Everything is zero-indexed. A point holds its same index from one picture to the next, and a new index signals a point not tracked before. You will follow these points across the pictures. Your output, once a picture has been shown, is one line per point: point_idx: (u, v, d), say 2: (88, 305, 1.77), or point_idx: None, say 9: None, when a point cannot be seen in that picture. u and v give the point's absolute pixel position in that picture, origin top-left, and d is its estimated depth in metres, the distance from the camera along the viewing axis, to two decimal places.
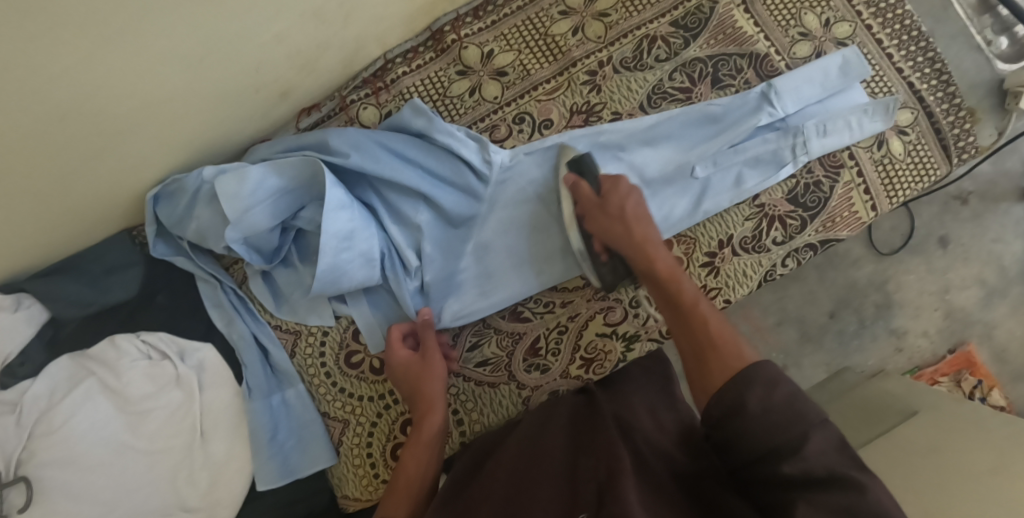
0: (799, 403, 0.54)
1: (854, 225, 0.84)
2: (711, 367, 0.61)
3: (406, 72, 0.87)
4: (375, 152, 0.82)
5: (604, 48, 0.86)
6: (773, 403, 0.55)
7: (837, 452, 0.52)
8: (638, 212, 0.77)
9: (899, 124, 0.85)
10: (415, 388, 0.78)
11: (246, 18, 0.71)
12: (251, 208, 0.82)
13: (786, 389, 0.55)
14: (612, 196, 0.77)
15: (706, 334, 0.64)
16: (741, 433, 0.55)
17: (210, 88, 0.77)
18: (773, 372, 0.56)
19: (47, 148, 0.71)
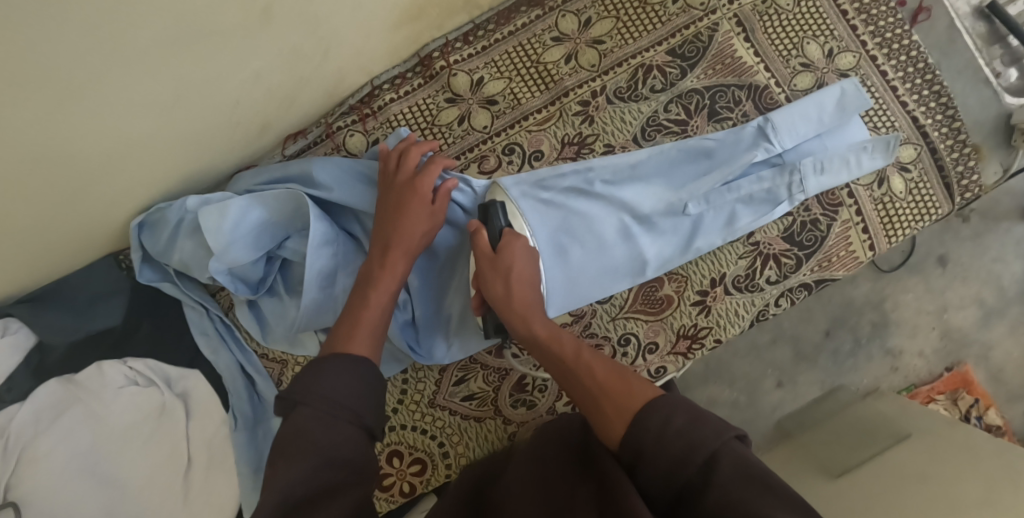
0: (701, 420, 0.53)
1: (851, 264, 0.82)
2: (607, 417, 0.59)
3: (394, 98, 0.85)
4: (358, 186, 0.81)
5: (597, 77, 0.83)
6: (668, 433, 0.53)
7: (741, 472, 0.48)
8: (523, 275, 0.73)
9: (901, 159, 0.83)
10: (386, 236, 0.73)
11: (222, 58, 0.69)
12: (234, 242, 0.81)
13: (686, 412, 0.54)
14: (507, 252, 0.73)
15: (597, 386, 0.62)
16: (644, 455, 0.54)
17: (191, 125, 0.75)
18: (670, 404, 0.55)
19: (23, 190, 0.70)
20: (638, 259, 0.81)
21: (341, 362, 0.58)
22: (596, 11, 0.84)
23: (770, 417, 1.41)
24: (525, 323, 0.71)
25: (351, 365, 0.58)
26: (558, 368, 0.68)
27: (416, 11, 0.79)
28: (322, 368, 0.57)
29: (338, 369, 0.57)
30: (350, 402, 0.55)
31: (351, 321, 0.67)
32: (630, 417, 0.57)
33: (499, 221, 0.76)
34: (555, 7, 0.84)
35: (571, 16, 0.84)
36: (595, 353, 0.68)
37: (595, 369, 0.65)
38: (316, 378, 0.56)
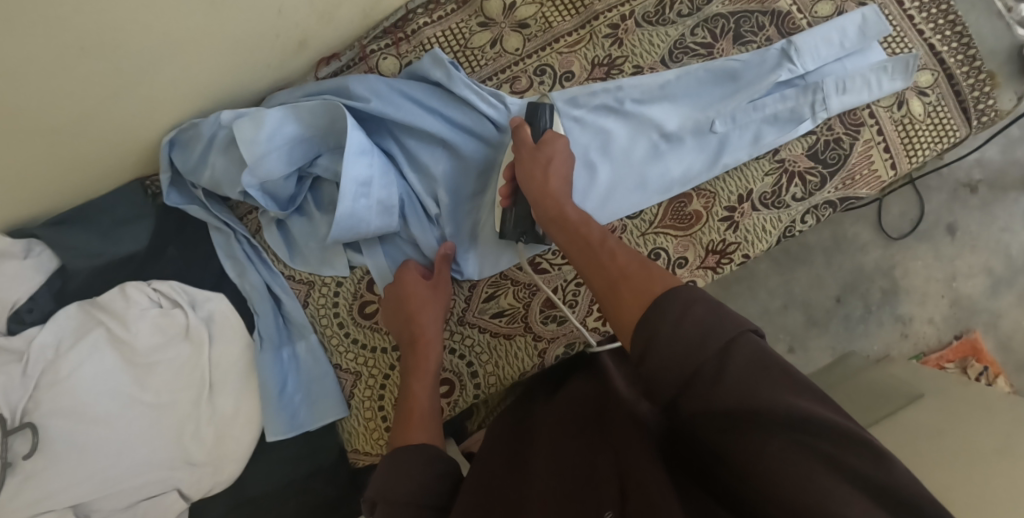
0: (718, 315, 0.49)
1: (873, 183, 0.84)
2: (619, 300, 0.57)
3: (427, 22, 0.87)
4: (395, 99, 0.82)
5: (626, 3, 0.85)
6: (688, 318, 0.49)
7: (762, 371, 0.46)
8: (552, 162, 0.75)
9: (918, 84, 0.86)
10: (408, 325, 0.77)
11: None
12: (269, 153, 0.81)
13: (705, 304, 0.50)
14: (551, 144, 0.77)
15: (616, 282, 0.59)
16: (650, 353, 0.50)
17: (232, 29, 0.77)
18: (686, 293, 0.51)
19: (65, 80, 0.70)
20: (669, 174, 0.83)
21: (407, 457, 0.62)
22: None
23: None
24: (555, 203, 0.72)
25: (420, 458, 0.63)
26: (579, 249, 0.66)
27: None
28: (389, 469, 0.61)
29: (401, 467, 0.61)
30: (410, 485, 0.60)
31: (403, 414, 0.70)
32: (650, 301, 0.53)
33: (544, 123, 0.80)
34: None
35: None
36: (618, 240, 0.66)
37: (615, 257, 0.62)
38: (389, 480, 0.60)
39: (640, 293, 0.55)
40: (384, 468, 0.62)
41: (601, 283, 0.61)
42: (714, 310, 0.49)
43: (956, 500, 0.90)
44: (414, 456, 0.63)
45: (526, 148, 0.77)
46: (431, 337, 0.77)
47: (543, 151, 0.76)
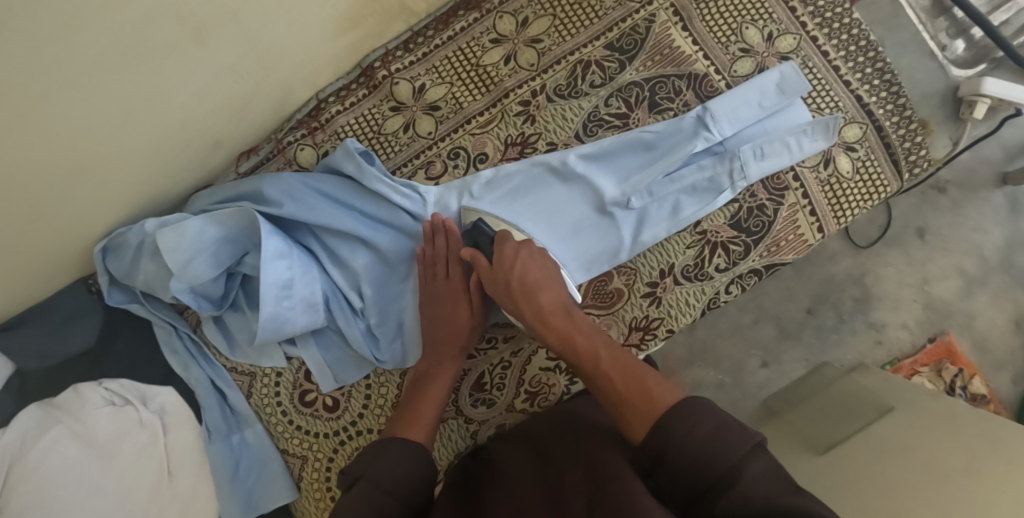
0: (729, 432, 0.55)
1: (800, 248, 0.83)
2: (633, 412, 0.62)
3: (340, 110, 0.86)
4: (308, 199, 0.82)
5: (537, 77, 0.83)
6: (695, 437, 0.56)
7: (774, 481, 0.52)
8: (528, 279, 0.76)
9: (846, 139, 0.84)
10: (443, 334, 0.79)
11: (158, 78, 0.70)
12: (193, 259, 0.83)
13: (713, 420, 0.56)
14: (506, 258, 0.76)
15: (633, 397, 0.63)
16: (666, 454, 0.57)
17: (138, 149, 0.77)
18: (690, 409, 0.57)
19: None
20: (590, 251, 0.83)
21: (393, 447, 0.67)
22: (533, 11, 0.84)
23: (756, 396, 1.41)
24: (553, 336, 0.73)
25: (402, 454, 0.66)
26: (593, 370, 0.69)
27: (353, 22, 0.79)
28: (372, 454, 0.66)
29: (385, 455, 0.66)
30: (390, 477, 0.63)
31: (410, 408, 0.75)
32: (654, 421, 0.59)
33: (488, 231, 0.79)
34: (492, 9, 0.85)
35: (508, 17, 0.84)
36: (615, 356, 0.68)
37: (613, 374, 0.67)
38: (371, 464, 0.65)
39: (649, 401, 0.61)
40: (368, 453, 0.66)
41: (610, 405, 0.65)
42: (724, 424, 0.56)
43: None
44: (396, 450, 0.67)
45: (495, 270, 0.76)
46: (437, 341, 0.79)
47: (523, 285, 0.75)
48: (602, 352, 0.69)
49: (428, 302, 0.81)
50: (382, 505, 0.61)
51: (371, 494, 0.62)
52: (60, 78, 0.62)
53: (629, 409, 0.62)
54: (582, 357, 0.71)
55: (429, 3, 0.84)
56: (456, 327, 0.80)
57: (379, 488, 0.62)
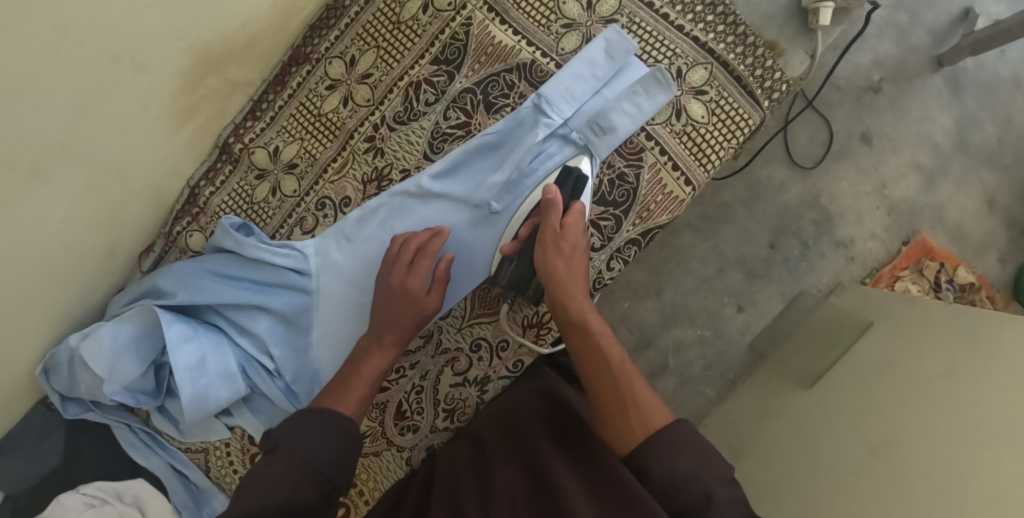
0: (706, 461, 0.60)
1: (673, 206, 0.81)
2: (628, 426, 0.64)
3: (213, 191, 0.91)
4: (198, 281, 0.87)
5: (375, 110, 0.85)
6: (676, 469, 0.60)
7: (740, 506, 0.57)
8: (565, 245, 0.75)
9: (693, 84, 0.82)
10: (388, 321, 0.78)
11: (22, 219, 0.73)
12: (116, 361, 0.88)
13: (691, 449, 0.61)
14: (571, 229, 0.75)
15: (632, 399, 0.66)
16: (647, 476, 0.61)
17: (29, 278, 0.79)
18: (680, 437, 0.62)
19: None
20: (470, 258, 0.84)
21: (322, 419, 0.68)
22: (357, 48, 0.86)
23: (741, 342, 1.41)
24: (578, 310, 0.73)
25: (324, 424, 0.68)
26: (596, 365, 0.69)
27: (188, 110, 0.82)
28: (297, 423, 0.67)
29: (316, 431, 0.67)
30: (314, 457, 0.64)
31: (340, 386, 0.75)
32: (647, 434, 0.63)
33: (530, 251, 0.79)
34: (320, 57, 0.87)
35: (337, 61, 0.87)
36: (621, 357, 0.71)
37: (635, 384, 0.67)
38: (297, 431, 0.66)
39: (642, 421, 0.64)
40: (298, 422, 0.67)
41: (603, 404, 0.67)
42: (702, 451, 0.61)
43: (908, 444, 0.95)
44: (320, 422, 0.68)
45: (556, 234, 0.75)
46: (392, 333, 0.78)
47: (569, 250, 0.75)
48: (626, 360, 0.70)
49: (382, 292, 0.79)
50: (297, 485, 0.62)
51: (288, 465, 0.63)
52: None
53: (627, 414, 0.65)
54: (591, 338, 0.71)
55: (258, 69, 0.87)
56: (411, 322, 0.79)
57: (297, 459, 0.64)
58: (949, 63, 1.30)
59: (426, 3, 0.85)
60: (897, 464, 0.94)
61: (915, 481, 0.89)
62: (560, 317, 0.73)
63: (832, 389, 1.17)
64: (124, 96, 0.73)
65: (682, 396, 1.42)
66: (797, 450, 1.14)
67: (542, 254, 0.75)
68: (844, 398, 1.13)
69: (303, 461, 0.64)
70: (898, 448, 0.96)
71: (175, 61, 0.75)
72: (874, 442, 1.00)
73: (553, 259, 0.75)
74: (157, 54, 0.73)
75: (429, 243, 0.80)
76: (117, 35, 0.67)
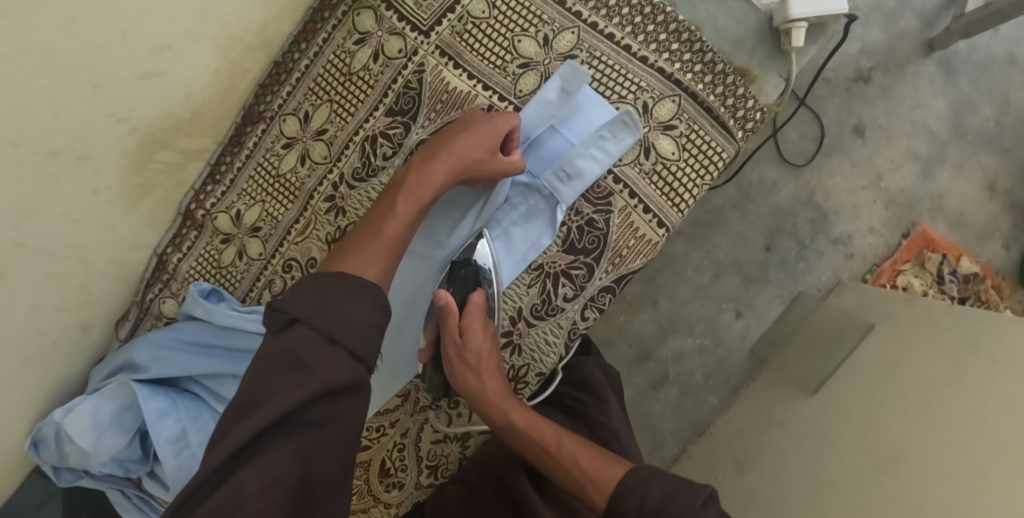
0: (676, 498, 0.62)
1: (646, 250, 0.78)
2: (588, 494, 0.68)
3: (180, 258, 0.89)
4: (171, 354, 0.86)
5: (333, 167, 0.83)
6: (647, 511, 0.62)
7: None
8: (471, 348, 0.75)
9: (660, 120, 0.77)
10: (445, 153, 0.73)
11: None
12: (100, 435, 0.87)
13: (659, 489, 0.64)
14: (470, 335, 0.75)
15: (580, 471, 0.69)
16: None
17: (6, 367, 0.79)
18: (642, 481, 0.65)
19: None
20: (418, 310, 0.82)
21: (342, 285, 0.63)
22: (310, 103, 0.84)
23: (741, 347, 1.38)
24: (502, 414, 0.74)
25: (340, 288, 0.63)
26: (540, 455, 0.72)
27: (142, 187, 0.82)
28: (316, 292, 0.62)
29: (340, 294, 0.62)
30: (347, 333, 0.61)
31: (374, 229, 0.71)
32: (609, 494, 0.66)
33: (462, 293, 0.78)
34: (274, 115, 0.85)
35: (291, 117, 0.84)
36: (560, 431, 0.73)
37: (577, 453, 0.70)
38: (318, 308, 0.61)
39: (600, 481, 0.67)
40: (316, 291, 0.62)
41: (560, 476, 0.70)
42: (670, 490, 0.63)
43: (913, 460, 0.91)
44: (339, 288, 0.63)
45: (462, 345, 0.76)
46: (385, 251, 0.70)
47: (475, 360, 0.76)
48: (561, 435, 0.73)
49: (370, 234, 0.71)
50: (324, 357, 0.59)
51: (313, 338, 0.60)
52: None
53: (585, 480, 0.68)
54: (522, 435, 0.73)
55: (212, 134, 0.85)
56: (398, 254, 0.72)
57: (324, 335, 0.60)
58: (940, 47, 1.24)
59: (377, 52, 0.82)
60: (902, 480, 0.90)
61: (919, 502, 0.85)
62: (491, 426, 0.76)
63: (837, 399, 1.13)
64: (73, 185, 0.73)
65: (685, 405, 1.41)
66: (801, 469, 1.09)
67: (454, 371, 0.77)
68: (848, 408, 1.09)
69: (330, 334, 0.60)
70: (903, 465, 0.92)
71: (117, 144, 0.74)
72: (877, 456, 0.96)
73: (462, 375, 0.76)
74: (100, 140, 0.72)
75: (429, 164, 0.74)
76: (56, 132, 0.67)
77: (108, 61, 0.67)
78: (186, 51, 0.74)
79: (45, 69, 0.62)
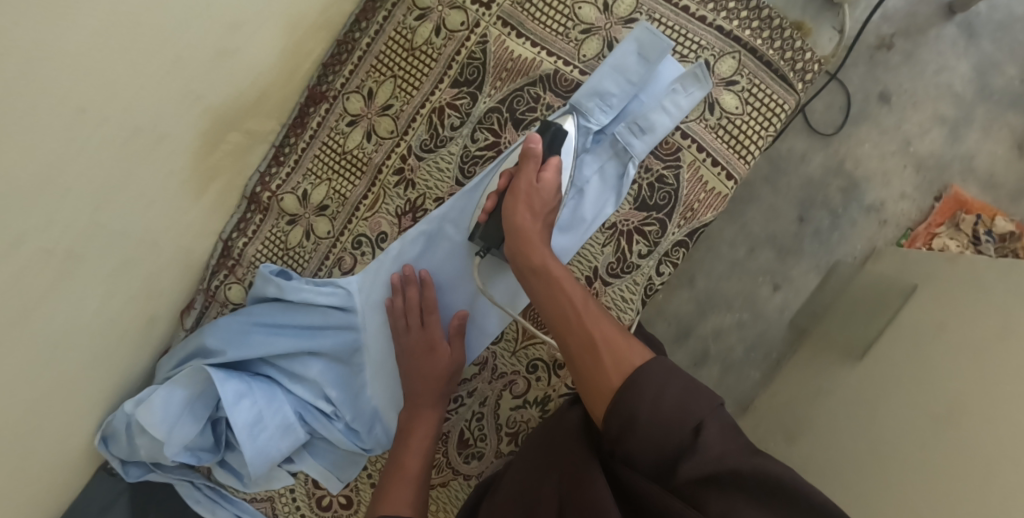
0: (696, 393, 0.60)
1: (717, 202, 0.79)
2: (605, 364, 0.63)
3: (246, 241, 0.90)
4: (245, 335, 0.86)
5: (400, 140, 0.84)
6: (664, 404, 0.59)
7: (727, 439, 0.58)
8: (535, 198, 0.74)
9: (722, 76, 0.79)
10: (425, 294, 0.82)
11: (65, 289, 0.72)
12: (173, 427, 0.88)
13: (679, 383, 0.60)
14: (520, 181, 0.74)
15: (601, 336, 0.66)
16: (637, 424, 0.59)
17: (81, 348, 0.80)
18: (667, 372, 0.61)
19: None
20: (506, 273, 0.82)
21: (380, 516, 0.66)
22: (373, 80, 0.85)
23: (781, 320, 1.36)
24: (540, 258, 0.72)
25: None
26: (563, 317, 0.69)
27: (211, 172, 0.81)
28: None
29: None
30: None
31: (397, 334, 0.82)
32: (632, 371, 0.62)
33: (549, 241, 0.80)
34: (337, 94, 0.86)
35: (354, 95, 0.85)
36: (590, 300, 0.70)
37: (597, 326, 0.66)
38: None
39: (621, 358, 0.63)
40: None
41: (579, 348, 0.66)
42: (688, 383, 0.60)
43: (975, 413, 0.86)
44: None
45: (416, 330, 0.81)
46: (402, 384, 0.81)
47: (540, 207, 0.74)
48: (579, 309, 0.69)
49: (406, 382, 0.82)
50: None
51: None
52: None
53: (603, 351, 0.64)
54: (552, 283, 0.71)
55: (277, 116, 0.86)
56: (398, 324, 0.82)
57: None
58: (961, 9, 1.23)
59: (438, 26, 0.83)
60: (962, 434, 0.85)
61: (985, 452, 0.79)
62: (522, 266, 0.73)
63: (886, 363, 1.09)
64: (151, 168, 0.73)
65: (728, 381, 1.39)
66: (855, 439, 1.05)
67: (513, 202, 0.74)
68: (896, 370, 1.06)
69: None
70: (964, 419, 0.87)
71: (193, 124, 0.74)
72: (938, 412, 0.92)
73: (516, 207, 0.74)
74: (173, 121, 0.71)
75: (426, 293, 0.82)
76: (136, 109, 0.67)
77: (187, 36, 0.67)
78: (258, 30, 0.75)
79: (133, 42, 0.62)
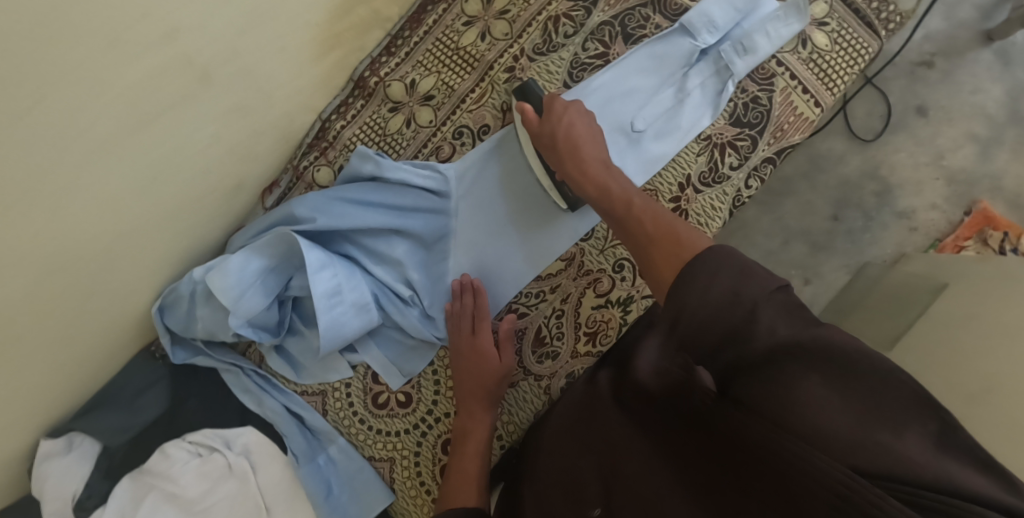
0: (750, 275, 0.48)
1: (804, 126, 0.85)
2: (659, 252, 0.56)
3: (344, 124, 0.92)
4: (337, 208, 0.86)
5: (513, 43, 0.89)
6: (710, 297, 0.48)
7: (792, 318, 0.46)
8: (573, 132, 0.78)
9: (815, 17, 0.86)
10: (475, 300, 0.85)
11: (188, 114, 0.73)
12: (244, 294, 0.85)
13: (731, 266, 0.49)
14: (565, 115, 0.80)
15: (652, 225, 0.60)
16: (683, 311, 0.49)
17: (183, 189, 0.81)
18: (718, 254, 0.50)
19: (66, 282, 0.73)
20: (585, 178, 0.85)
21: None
22: None
23: None
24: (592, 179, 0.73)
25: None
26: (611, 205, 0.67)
27: (334, 40, 0.86)
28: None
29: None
30: None
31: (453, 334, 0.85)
32: (682, 256, 0.53)
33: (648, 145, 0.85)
34: None
35: None
36: (643, 196, 0.66)
37: (646, 217, 0.62)
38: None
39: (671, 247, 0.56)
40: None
41: (635, 237, 0.61)
42: (747, 265, 0.49)
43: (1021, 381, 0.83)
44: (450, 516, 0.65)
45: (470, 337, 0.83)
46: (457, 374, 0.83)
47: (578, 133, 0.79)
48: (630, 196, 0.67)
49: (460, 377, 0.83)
50: None
51: None
52: (91, 145, 0.65)
53: (657, 241, 0.57)
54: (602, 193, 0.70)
55: (398, 5, 0.91)
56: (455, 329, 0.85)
57: None
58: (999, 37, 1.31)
59: None
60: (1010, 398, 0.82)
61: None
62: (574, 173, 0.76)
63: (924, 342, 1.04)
64: (294, 9, 0.77)
65: None
66: None
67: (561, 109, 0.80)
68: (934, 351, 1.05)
69: None
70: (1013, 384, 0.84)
71: None
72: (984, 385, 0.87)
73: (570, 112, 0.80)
74: None
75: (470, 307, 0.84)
76: None
77: None
78: None
79: None
